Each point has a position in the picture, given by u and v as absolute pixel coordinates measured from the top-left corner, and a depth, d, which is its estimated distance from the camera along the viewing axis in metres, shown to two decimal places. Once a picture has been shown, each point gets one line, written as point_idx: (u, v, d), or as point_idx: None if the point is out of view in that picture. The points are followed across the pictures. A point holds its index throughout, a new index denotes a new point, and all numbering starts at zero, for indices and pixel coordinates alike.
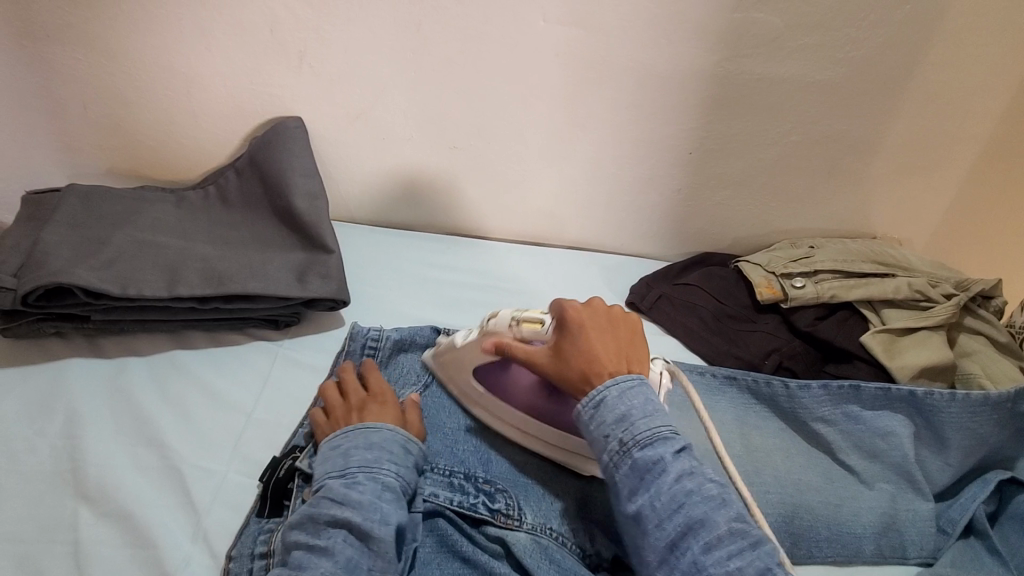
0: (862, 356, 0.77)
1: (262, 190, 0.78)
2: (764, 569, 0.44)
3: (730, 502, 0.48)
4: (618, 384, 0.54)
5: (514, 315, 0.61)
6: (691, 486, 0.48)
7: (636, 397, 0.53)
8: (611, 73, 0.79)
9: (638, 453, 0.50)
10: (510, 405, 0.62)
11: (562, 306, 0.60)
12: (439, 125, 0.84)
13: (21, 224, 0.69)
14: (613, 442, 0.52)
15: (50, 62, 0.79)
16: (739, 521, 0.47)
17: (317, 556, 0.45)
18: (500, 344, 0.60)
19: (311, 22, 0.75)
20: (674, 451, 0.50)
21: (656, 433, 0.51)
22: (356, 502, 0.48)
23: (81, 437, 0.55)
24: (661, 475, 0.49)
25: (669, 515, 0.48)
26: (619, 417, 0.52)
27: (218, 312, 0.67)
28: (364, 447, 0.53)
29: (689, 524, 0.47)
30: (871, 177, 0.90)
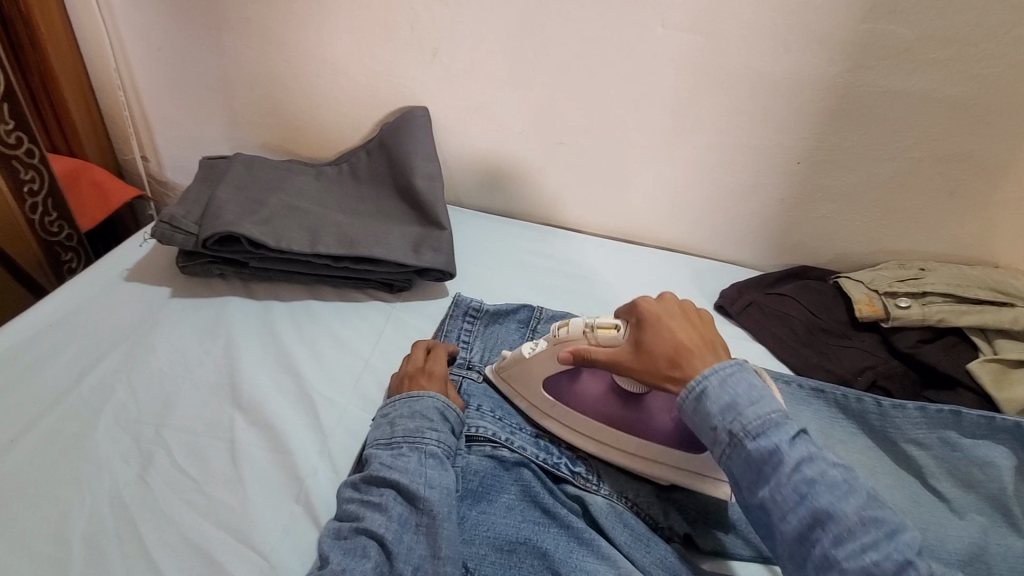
0: (967, 384, 0.73)
1: (388, 170, 0.88)
2: (905, 562, 0.42)
3: (856, 488, 0.46)
4: (718, 371, 0.53)
5: (587, 321, 0.61)
6: (811, 474, 0.47)
7: (739, 384, 0.52)
8: (723, 79, 0.81)
9: (751, 444, 0.50)
10: (584, 415, 0.63)
11: (631, 304, 0.61)
12: (550, 121, 0.90)
13: (200, 182, 0.83)
14: (722, 434, 0.51)
15: (230, 50, 0.93)
16: (870, 509, 0.45)
17: (372, 508, 0.52)
18: (578, 352, 0.61)
19: (447, 22, 0.83)
20: (790, 439, 0.49)
21: (767, 421, 0.50)
22: (403, 468, 0.54)
23: (237, 360, 0.67)
24: (777, 466, 0.48)
25: (794, 506, 0.47)
26: (724, 406, 0.52)
27: (346, 271, 0.77)
28: (408, 416, 0.59)
29: (814, 515, 0.46)
30: (998, 202, 0.84)
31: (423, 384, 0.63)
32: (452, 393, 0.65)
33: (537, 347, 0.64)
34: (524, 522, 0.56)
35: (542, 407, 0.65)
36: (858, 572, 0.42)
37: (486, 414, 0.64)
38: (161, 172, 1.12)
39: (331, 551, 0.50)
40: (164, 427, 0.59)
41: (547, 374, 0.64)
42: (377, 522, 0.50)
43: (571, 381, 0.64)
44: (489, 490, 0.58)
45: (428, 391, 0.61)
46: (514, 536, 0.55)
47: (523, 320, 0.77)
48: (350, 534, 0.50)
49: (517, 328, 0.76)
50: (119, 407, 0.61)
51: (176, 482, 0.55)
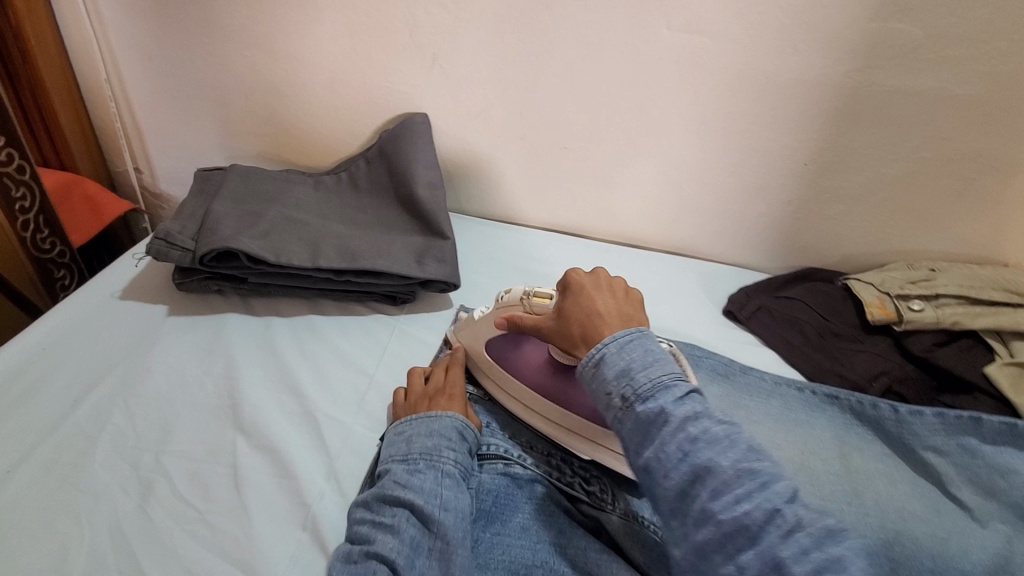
0: (985, 388, 0.72)
1: (389, 178, 0.86)
2: (773, 511, 0.42)
3: (739, 443, 0.46)
4: (617, 339, 0.54)
5: (526, 289, 0.65)
6: (696, 432, 0.46)
7: (635, 351, 0.53)
8: (730, 82, 0.80)
9: (640, 406, 0.49)
10: (518, 380, 0.67)
11: (565, 275, 0.63)
12: (552, 127, 0.89)
13: (196, 195, 0.81)
14: (616, 399, 0.51)
15: (224, 58, 0.91)
16: (747, 462, 0.44)
17: (384, 530, 0.50)
18: (512, 317, 0.65)
19: (447, 27, 0.82)
20: (676, 399, 0.48)
21: (658, 383, 0.50)
22: (417, 487, 0.52)
23: (238, 379, 0.65)
24: (663, 425, 0.47)
25: (676, 464, 0.45)
26: (619, 372, 0.52)
27: (348, 285, 0.75)
28: (425, 434, 0.57)
29: (695, 471, 0.45)
30: (1010, 200, 0.83)
31: (443, 403, 0.61)
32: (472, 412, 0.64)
33: (484, 311, 0.69)
34: (539, 544, 0.54)
35: (485, 371, 0.70)
36: (731, 526, 0.42)
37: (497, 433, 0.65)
38: (155, 184, 1.09)
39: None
40: (164, 453, 0.58)
41: (490, 339, 0.69)
42: (387, 546, 0.48)
43: (509, 347, 0.69)
44: (502, 510, 0.57)
45: (447, 410, 0.60)
46: (530, 560, 0.53)
47: None
48: (358, 558, 0.48)
49: None
50: (116, 433, 0.59)
51: (176, 511, 0.53)
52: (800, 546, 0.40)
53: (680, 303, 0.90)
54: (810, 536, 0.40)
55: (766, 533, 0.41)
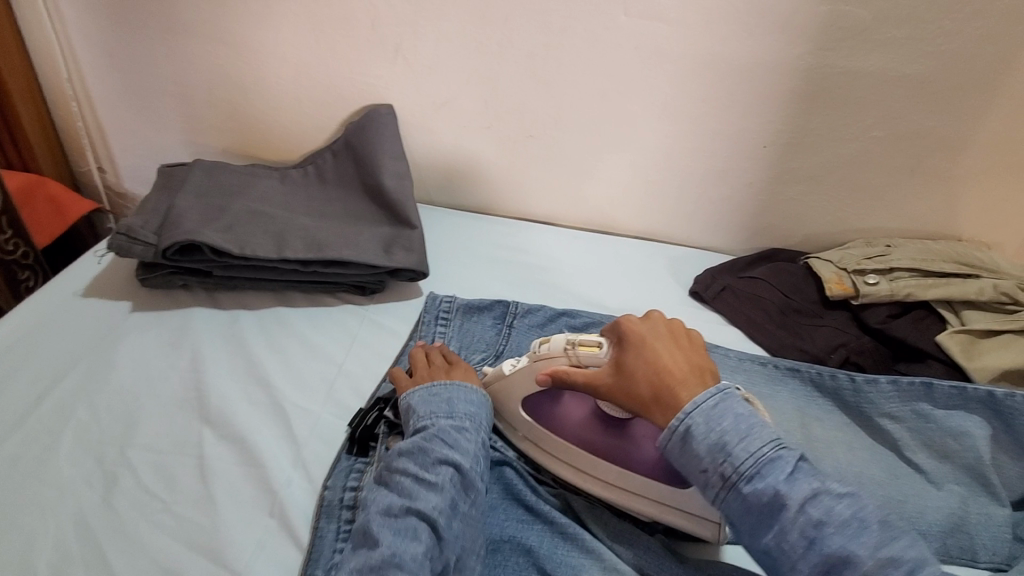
0: (937, 355, 0.75)
1: (356, 170, 0.86)
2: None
3: (868, 523, 0.45)
4: (702, 408, 0.51)
5: (569, 338, 0.59)
6: (818, 514, 0.45)
7: (726, 420, 0.50)
8: (689, 67, 0.82)
9: (747, 487, 0.48)
10: (565, 439, 0.60)
11: (618, 322, 0.59)
12: (518, 116, 0.89)
13: (159, 191, 0.80)
14: (715, 477, 0.49)
15: (185, 53, 0.90)
16: (884, 548, 0.44)
17: (429, 487, 0.51)
18: (556, 373, 0.59)
19: (409, 17, 0.82)
20: (787, 477, 0.47)
21: (761, 458, 0.48)
22: (465, 450, 0.54)
23: (204, 372, 0.65)
24: (782, 510, 0.46)
25: (804, 552, 0.45)
26: (715, 447, 0.49)
27: (315, 276, 0.75)
28: (465, 401, 0.59)
29: (828, 561, 0.44)
30: (959, 176, 0.86)
31: (462, 377, 0.62)
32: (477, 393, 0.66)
33: (518, 364, 0.62)
34: (507, 523, 0.57)
35: (522, 430, 0.63)
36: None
37: None
38: (119, 184, 1.08)
39: (382, 529, 0.49)
40: (129, 446, 0.58)
41: (527, 395, 0.62)
42: (433, 504, 0.50)
43: (548, 404, 0.62)
44: None
45: (471, 383, 0.62)
46: (498, 535, 0.56)
47: (495, 315, 0.77)
48: (401, 513, 0.50)
49: (491, 324, 0.76)
50: (81, 428, 0.59)
51: (143, 503, 0.54)
52: None
53: (649, 287, 0.91)
54: None
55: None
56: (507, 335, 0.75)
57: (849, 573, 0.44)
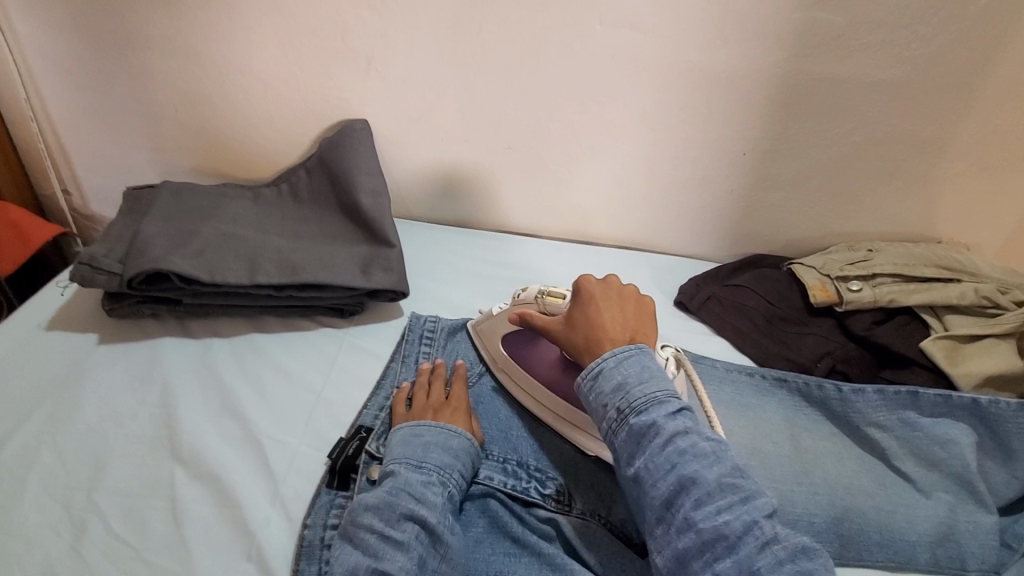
0: (922, 362, 0.75)
1: (331, 187, 0.84)
2: (752, 523, 0.44)
3: (724, 459, 0.48)
4: (616, 352, 0.55)
5: (543, 288, 0.66)
6: (684, 446, 0.48)
7: (632, 366, 0.54)
8: (666, 76, 0.81)
9: (634, 419, 0.51)
10: (530, 373, 0.67)
11: (577, 281, 0.64)
12: (495, 127, 0.88)
13: (125, 216, 0.77)
14: (611, 411, 0.53)
15: (150, 71, 0.87)
16: (731, 477, 0.47)
17: (394, 546, 0.49)
18: (524, 316, 0.66)
19: (380, 30, 0.80)
20: (668, 415, 0.50)
21: (652, 398, 0.51)
22: (431, 504, 0.52)
23: (175, 407, 0.62)
24: (655, 439, 0.49)
25: (664, 474, 0.48)
26: (616, 386, 0.53)
27: (291, 300, 0.73)
28: (441, 449, 0.57)
29: (681, 483, 0.47)
30: (937, 178, 0.87)
31: (448, 416, 0.61)
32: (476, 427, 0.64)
33: (501, 308, 0.70)
34: (495, 556, 0.55)
35: (499, 362, 0.70)
36: (710, 534, 0.45)
37: None
38: (87, 206, 1.04)
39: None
40: (96, 490, 0.56)
41: (507, 333, 0.70)
42: (399, 564, 0.48)
43: (524, 342, 0.69)
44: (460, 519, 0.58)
45: (457, 427, 0.60)
46: (484, 571, 0.54)
47: None
48: (365, 574, 0.47)
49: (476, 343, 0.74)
50: (45, 472, 0.57)
51: (112, 550, 0.51)
52: (777, 558, 0.43)
53: None
54: (786, 548, 0.43)
55: (743, 544, 0.44)
56: None
57: (697, 493, 0.46)
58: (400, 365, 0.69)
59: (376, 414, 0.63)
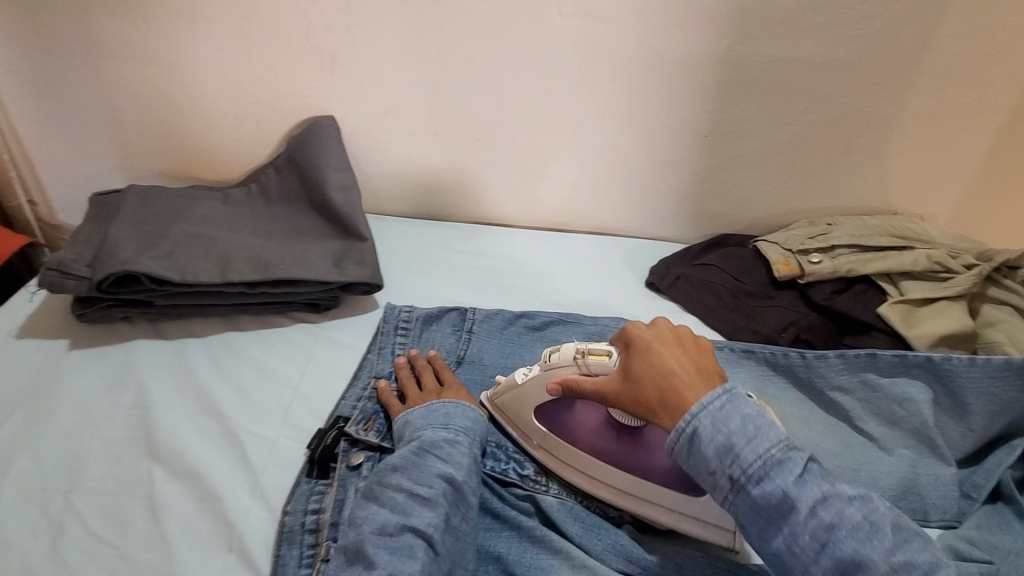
0: (880, 326, 0.78)
1: (300, 185, 0.84)
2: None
3: (881, 526, 0.44)
4: (707, 407, 0.49)
5: (578, 348, 0.60)
6: (830, 518, 0.45)
7: (732, 421, 0.49)
8: (626, 62, 0.83)
9: (754, 489, 0.47)
10: (576, 447, 0.62)
11: (622, 332, 0.58)
12: (462, 119, 0.89)
13: (92, 222, 0.77)
14: (722, 479, 0.48)
15: (111, 76, 0.86)
16: (899, 552, 0.43)
17: (421, 502, 0.51)
18: (567, 382, 0.60)
19: (342, 26, 0.81)
20: (796, 480, 0.46)
21: (769, 460, 0.47)
22: (458, 465, 0.54)
23: (151, 407, 0.63)
24: (793, 513, 0.45)
25: (816, 555, 0.44)
26: (721, 450, 0.48)
27: (264, 297, 0.73)
28: (460, 420, 0.60)
29: (839, 565, 0.44)
30: (890, 152, 0.90)
31: (456, 397, 0.63)
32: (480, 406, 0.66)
33: (529, 372, 0.64)
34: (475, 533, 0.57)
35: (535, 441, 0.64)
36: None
37: None
38: (52, 216, 1.03)
39: (376, 550, 0.48)
40: (74, 492, 0.56)
41: (539, 405, 0.63)
42: (428, 519, 0.50)
43: (558, 414, 0.63)
44: None
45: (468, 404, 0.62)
46: None
47: (454, 322, 0.77)
48: (395, 530, 0.49)
49: (450, 331, 0.76)
50: (20, 477, 0.56)
51: (92, 550, 0.52)
52: None
53: (607, 281, 0.92)
54: None
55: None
56: (467, 341, 0.75)
57: None
58: (376, 355, 0.70)
59: (353, 404, 0.64)
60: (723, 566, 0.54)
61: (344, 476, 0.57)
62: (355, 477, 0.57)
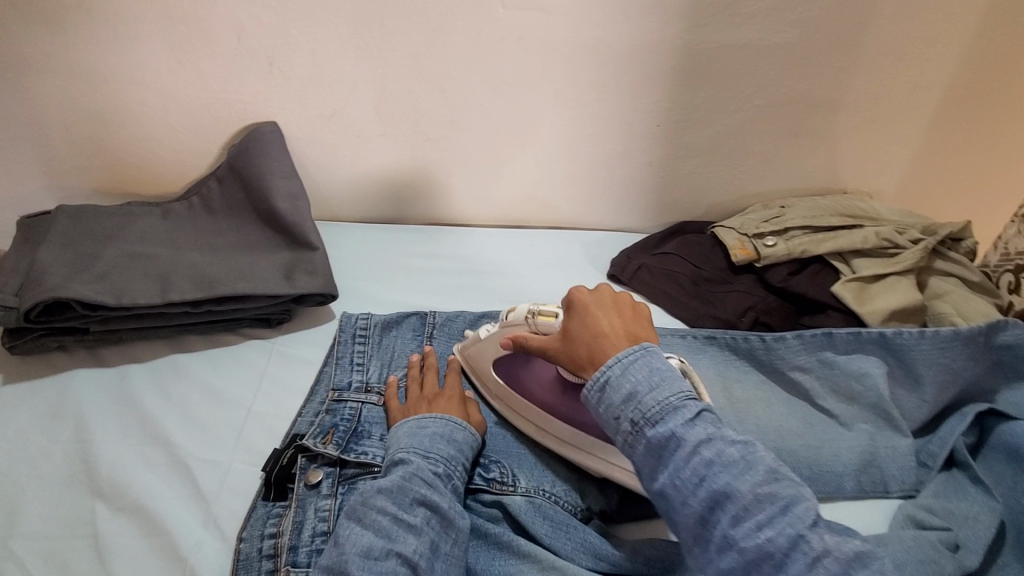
0: (834, 305, 0.79)
1: (245, 195, 0.81)
2: (796, 537, 0.41)
3: (756, 465, 0.45)
4: (621, 359, 0.51)
5: (531, 307, 0.63)
6: (710, 455, 0.45)
7: (639, 371, 0.50)
8: (573, 55, 0.82)
9: (651, 432, 0.48)
10: (526, 398, 0.65)
11: (568, 295, 0.60)
12: (411, 119, 0.87)
13: (18, 246, 0.72)
14: (624, 423, 0.49)
15: (30, 90, 0.81)
16: (767, 485, 0.44)
17: (407, 529, 0.49)
18: (518, 338, 0.63)
19: (278, 28, 0.77)
20: (687, 422, 0.47)
21: (666, 405, 0.48)
22: (441, 490, 0.52)
23: (92, 441, 0.59)
24: (677, 451, 0.46)
25: (693, 490, 0.45)
26: (625, 397, 0.50)
27: (211, 315, 0.70)
28: (445, 440, 0.57)
29: (714, 497, 0.44)
30: (837, 133, 0.92)
31: (443, 405, 0.62)
32: (473, 411, 0.64)
33: (490, 330, 0.67)
34: None
35: (493, 392, 0.68)
36: (755, 554, 0.42)
37: None
38: None
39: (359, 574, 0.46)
40: (11, 537, 0.52)
41: (497, 358, 0.67)
42: (413, 548, 0.48)
43: (516, 368, 0.67)
44: None
45: (453, 416, 0.60)
46: None
47: (415, 328, 0.75)
48: (380, 555, 0.47)
49: (411, 337, 0.73)
50: None
51: None
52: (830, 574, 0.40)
53: (569, 275, 0.91)
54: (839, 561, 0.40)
55: (791, 560, 0.41)
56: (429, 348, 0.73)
57: (731, 509, 0.44)
58: (334, 367, 0.68)
59: (310, 420, 0.62)
60: None
61: (302, 496, 0.55)
62: (314, 496, 0.55)
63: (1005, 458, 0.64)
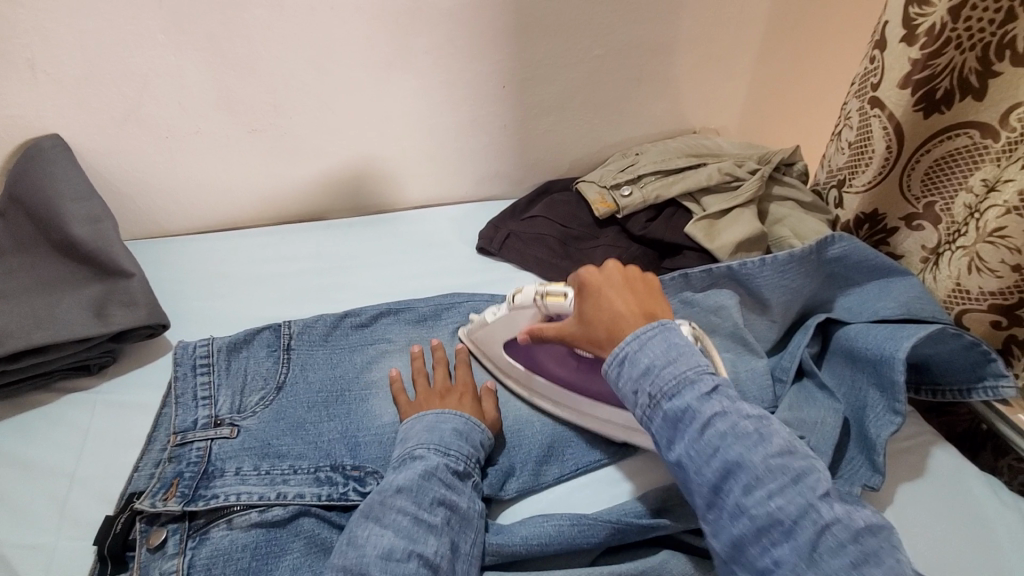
0: (689, 245, 0.83)
1: (33, 226, 0.68)
2: (807, 506, 0.42)
3: (770, 437, 0.45)
4: (638, 335, 0.52)
5: (538, 289, 0.61)
6: (724, 428, 0.46)
7: (657, 346, 0.51)
8: (397, 20, 0.76)
9: (668, 404, 0.48)
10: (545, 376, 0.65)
11: (577, 275, 0.60)
12: (230, 110, 0.77)
13: None
14: (641, 396, 0.50)
15: None
16: (779, 457, 0.44)
17: (428, 530, 0.49)
18: (532, 331, 0.62)
19: (31, 23, 0.65)
20: (702, 395, 0.47)
21: (682, 379, 0.48)
22: (461, 491, 0.53)
23: None
24: (692, 421, 0.47)
25: (707, 460, 0.46)
26: (642, 369, 0.50)
27: (7, 374, 0.60)
28: (457, 434, 0.58)
29: (727, 467, 0.45)
30: (677, 74, 0.94)
31: (455, 403, 0.61)
32: (487, 406, 0.64)
33: (498, 312, 0.65)
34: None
35: (511, 375, 0.68)
36: None
37: (249, 476, 0.55)
38: None
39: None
40: None
41: (508, 340, 0.66)
42: (434, 549, 0.48)
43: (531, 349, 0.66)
44: (264, 561, 0.50)
45: (468, 415, 0.60)
46: None
47: (269, 343, 0.67)
48: (402, 557, 0.47)
49: (266, 354, 0.66)
50: None
51: None
52: (837, 541, 0.41)
53: (437, 254, 0.87)
54: (847, 530, 0.41)
55: (800, 526, 0.41)
56: (287, 362, 0.66)
57: (742, 477, 0.44)
58: (175, 407, 0.60)
59: (150, 474, 0.56)
60: (567, 523, 0.54)
61: (145, 562, 0.50)
62: (158, 559, 0.50)
63: (843, 359, 0.70)
